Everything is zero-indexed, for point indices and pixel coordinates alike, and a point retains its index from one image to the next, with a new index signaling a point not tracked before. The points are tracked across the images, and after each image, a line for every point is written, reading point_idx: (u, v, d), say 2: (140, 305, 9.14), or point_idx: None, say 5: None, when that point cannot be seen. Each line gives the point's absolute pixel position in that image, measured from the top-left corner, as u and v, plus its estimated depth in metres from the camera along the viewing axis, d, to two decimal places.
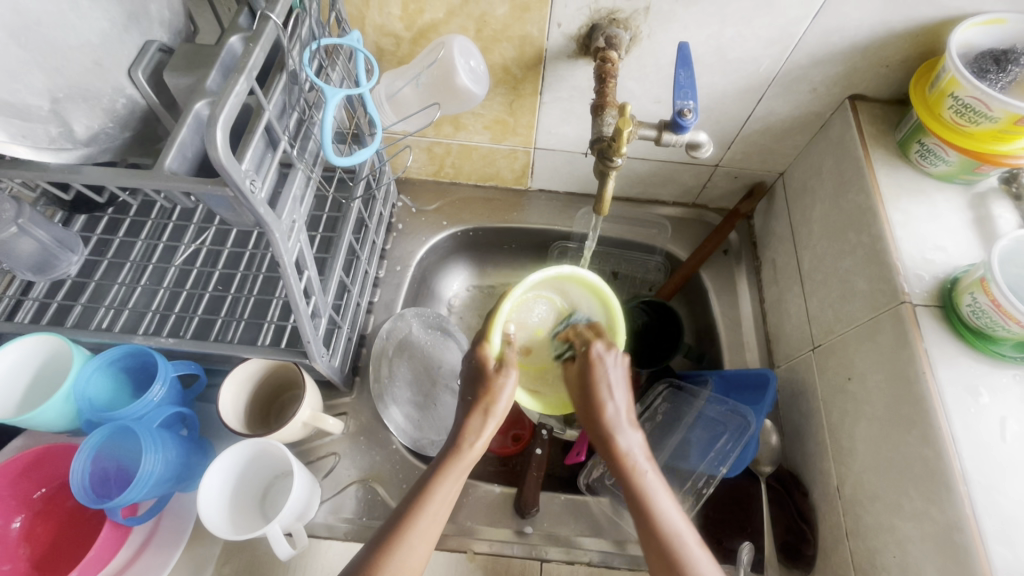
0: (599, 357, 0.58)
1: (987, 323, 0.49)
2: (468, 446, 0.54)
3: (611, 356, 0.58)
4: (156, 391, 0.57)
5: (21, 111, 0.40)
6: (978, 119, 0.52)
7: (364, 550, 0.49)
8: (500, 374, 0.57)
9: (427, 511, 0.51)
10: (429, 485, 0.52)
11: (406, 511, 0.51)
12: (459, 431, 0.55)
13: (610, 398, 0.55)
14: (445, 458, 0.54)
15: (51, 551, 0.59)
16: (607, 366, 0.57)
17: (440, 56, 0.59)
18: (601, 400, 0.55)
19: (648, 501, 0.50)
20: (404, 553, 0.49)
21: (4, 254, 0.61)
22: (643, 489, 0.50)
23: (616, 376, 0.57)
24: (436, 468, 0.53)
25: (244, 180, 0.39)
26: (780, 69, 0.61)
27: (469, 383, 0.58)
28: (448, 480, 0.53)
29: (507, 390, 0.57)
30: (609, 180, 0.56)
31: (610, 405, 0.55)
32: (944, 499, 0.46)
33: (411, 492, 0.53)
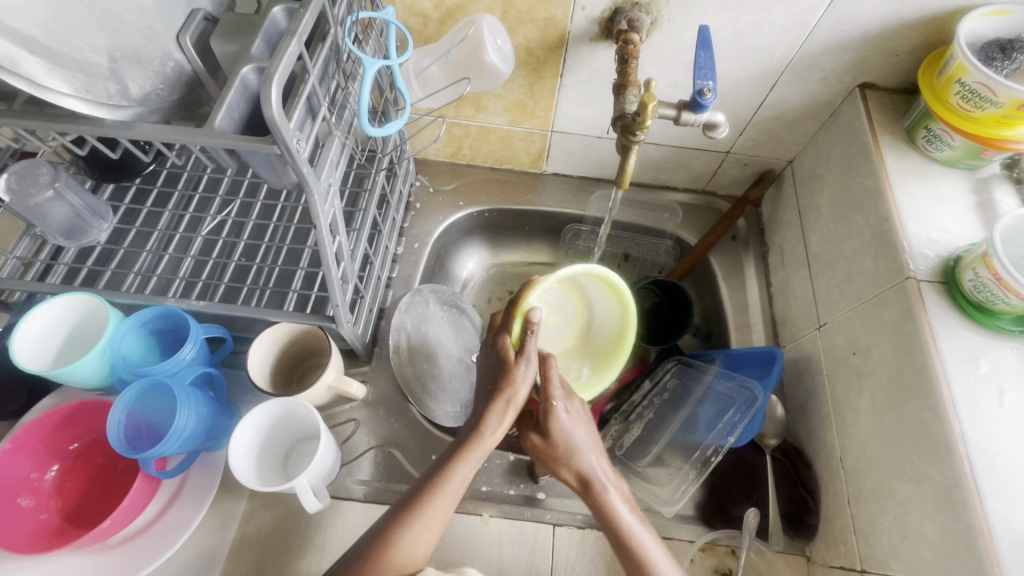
0: (562, 412, 0.56)
1: (987, 297, 0.52)
2: (488, 433, 0.55)
3: (575, 415, 0.56)
4: (187, 351, 0.59)
5: (83, 67, 0.42)
6: (983, 104, 0.55)
7: (387, 513, 0.53)
8: (521, 362, 0.55)
9: (446, 488, 0.53)
10: (447, 466, 0.53)
11: (424, 488, 0.53)
12: (479, 419, 0.55)
13: (586, 452, 0.55)
14: (466, 443, 0.54)
15: (82, 504, 0.61)
16: (573, 426, 0.56)
17: (469, 34, 0.61)
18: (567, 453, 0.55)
19: (640, 552, 0.51)
20: (422, 525, 0.51)
21: (35, 217, 0.65)
22: (635, 540, 0.52)
23: (583, 434, 0.56)
24: (454, 452, 0.54)
25: (292, 139, 0.42)
26: (794, 56, 0.64)
27: (490, 373, 0.57)
28: (467, 464, 0.54)
29: (530, 380, 0.56)
30: (631, 154, 0.60)
31: (591, 464, 0.55)
32: (943, 460, 0.49)
33: (433, 468, 0.54)
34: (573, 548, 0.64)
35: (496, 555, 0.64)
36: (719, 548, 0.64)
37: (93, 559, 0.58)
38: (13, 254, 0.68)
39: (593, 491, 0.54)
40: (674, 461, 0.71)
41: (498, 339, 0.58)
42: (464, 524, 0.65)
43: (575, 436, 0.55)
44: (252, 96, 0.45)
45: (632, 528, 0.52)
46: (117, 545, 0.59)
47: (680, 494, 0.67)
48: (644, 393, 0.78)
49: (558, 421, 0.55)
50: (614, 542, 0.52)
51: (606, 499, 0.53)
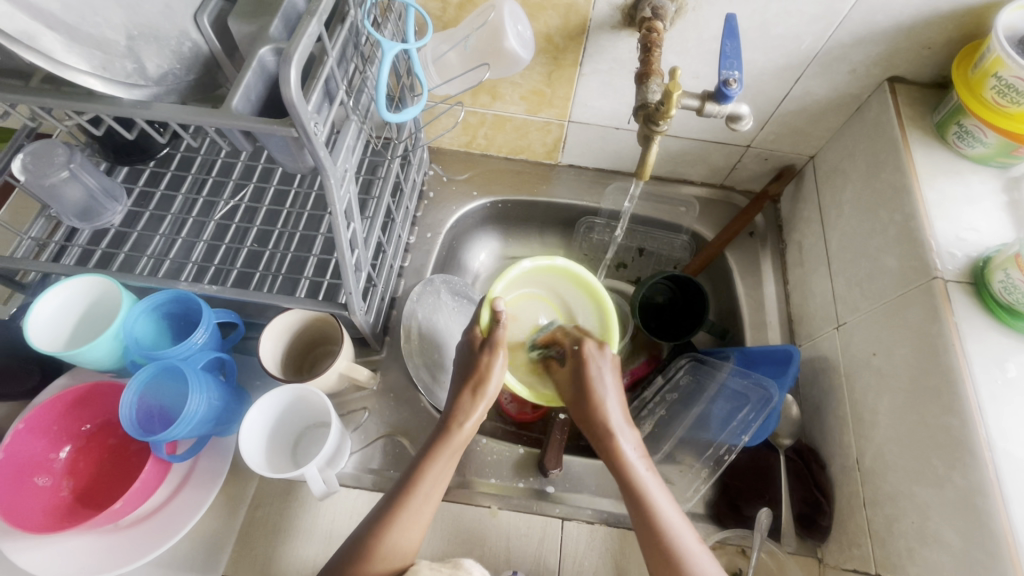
0: (591, 357, 0.59)
1: (1018, 300, 0.50)
2: (457, 427, 0.56)
3: (603, 364, 0.58)
4: (199, 335, 0.59)
5: (101, 44, 0.41)
6: (1019, 99, 0.53)
7: (370, 515, 0.53)
8: (487, 352, 0.58)
9: (420, 488, 0.53)
10: (419, 466, 0.54)
11: (400, 489, 0.53)
12: (450, 414, 0.56)
13: (609, 399, 0.56)
14: (436, 438, 0.56)
15: (94, 484, 0.61)
16: (601, 374, 0.58)
17: (489, 19, 0.60)
18: (593, 398, 0.56)
19: (649, 504, 0.52)
20: (406, 522, 0.52)
21: (50, 198, 0.64)
22: (643, 490, 0.53)
23: (611, 380, 0.58)
24: (429, 446, 0.55)
25: (309, 121, 0.41)
26: (822, 47, 0.62)
27: (461, 366, 0.59)
28: (440, 460, 0.54)
29: (496, 367, 0.57)
30: (652, 144, 0.58)
31: (609, 411, 0.56)
32: (967, 465, 0.47)
33: (411, 466, 0.55)
34: (582, 541, 0.64)
35: (503, 548, 0.63)
36: (728, 547, 0.63)
37: (104, 539, 0.58)
38: (28, 235, 0.68)
39: (604, 437, 0.55)
40: (685, 460, 0.70)
41: (470, 332, 0.60)
42: (472, 516, 0.65)
43: (604, 386, 0.57)
44: (270, 77, 0.44)
45: (640, 475, 0.53)
46: (128, 526, 0.59)
47: (692, 492, 0.67)
48: (656, 389, 0.77)
49: (590, 366, 0.58)
50: (622, 488, 0.54)
51: (617, 444, 0.55)
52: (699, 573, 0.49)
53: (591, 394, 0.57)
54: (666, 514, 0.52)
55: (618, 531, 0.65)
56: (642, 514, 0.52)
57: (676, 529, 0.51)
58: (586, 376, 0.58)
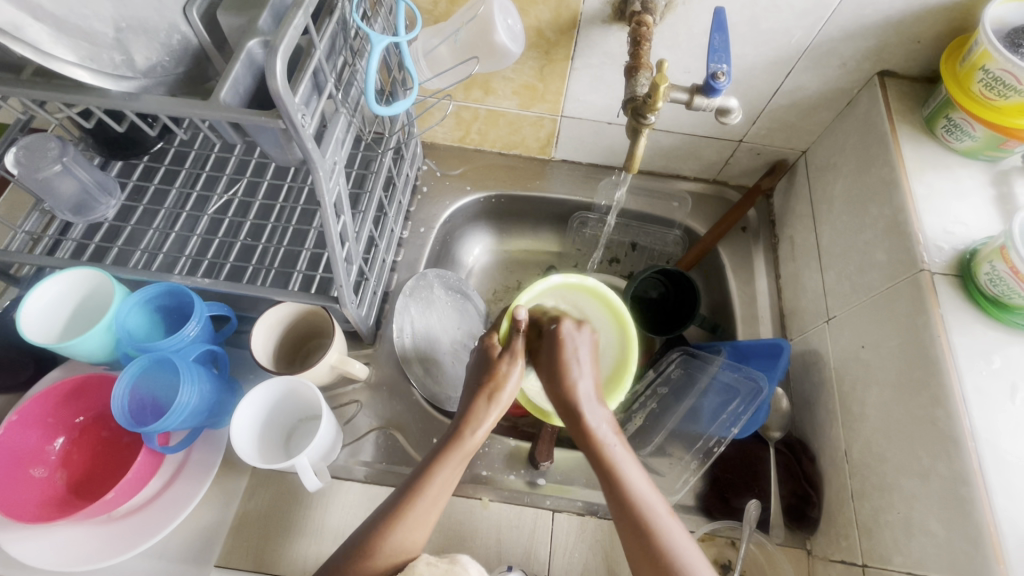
0: (568, 335, 0.58)
1: (1003, 292, 0.50)
2: (470, 433, 0.55)
3: (574, 339, 0.59)
4: (191, 328, 0.60)
5: (89, 35, 0.42)
6: (1007, 93, 0.53)
7: (373, 516, 0.53)
8: (505, 361, 0.58)
9: (429, 491, 0.53)
10: (429, 469, 0.54)
11: (408, 490, 0.53)
12: (464, 419, 0.56)
13: (579, 374, 0.57)
14: (447, 443, 0.55)
15: (86, 475, 0.62)
16: (575, 351, 0.58)
17: (479, 13, 0.60)
18: (568, 372, 0.56)
19: (620, 475, 0.52)
20: (412, 523, 0.52)
21: (44, 191, 0.65)
22: (613, 461, 0.53)
23: (584, 355, 0.58)
24: (437, 455, 0.55)
25: (297, 114, 0.41)
26: (812, 41, 0.62)
27: (475, 371, 0.59)
28: (448, 465, 0.54)
29: (512, 367, 0.57)
30: (641, 137, 0.59)
31: (581, 385, 0.56)
32: (951, 456, 0.48)
33: (418, 468, 0.54)
34: (572, 534, 0.64)
35: (494, 540, 0.64)
36: (718, 538, 0.64)
37: (97, 530, 0.58)
38: (22, 229, 0.68)
39: (574, 411, 0.55)
40: (675, 452, 0.71)
41: (484, 337, 0.61)
42: (463, 509, 0.65)
43: (579, 360, 0.57)
44: (258, 70, 0.44)
45: (612, 449, 0.53)
46: (121, 518, 0.59)
47: (681, 483, 0.68)
48: (648, 382, 0.77)
49: (564, 340, 0.58)
50: (594, 463, 0.53)
51: (588, 420, 0.54)
52: (669, 543, 0.49)
53: (566, 368, 0.56)
54: (637, 486, 0.52)
55: (608, 523, 0.65)
56: (613, 487, 0.52)
57: (646, 501, 0.51)
58: (561, 350, 0.58)
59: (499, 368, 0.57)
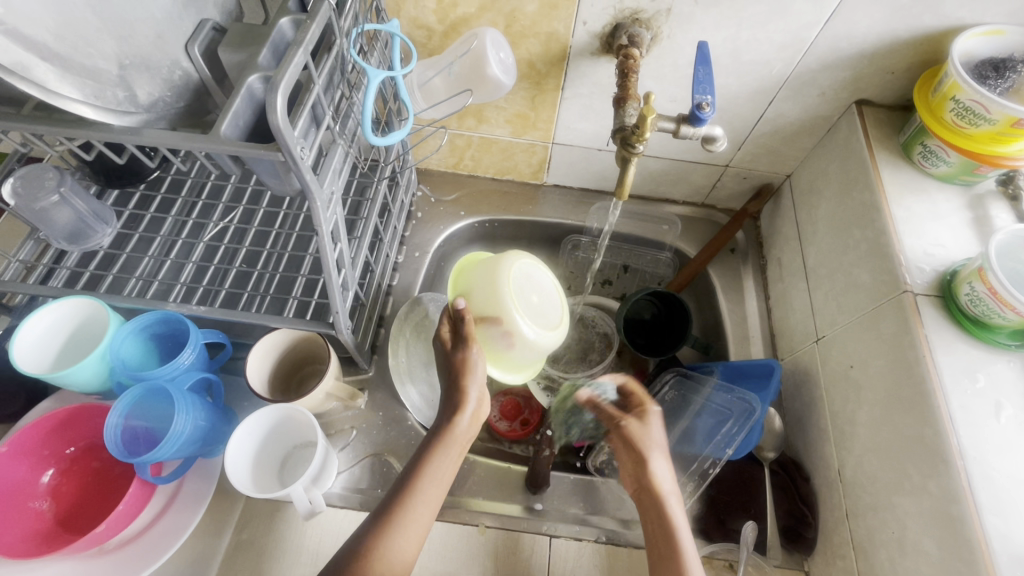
0: (639, 431, 0.59)
1: (984, 311, 0.52)
2: (454, 436, 0.55)
3: (646, 431, 0.59)
4: (186, 356, 0.59)
5: (92, 73, 0.43)
6: (977, 121, 0.56)
7: (365, 523, 0.51)
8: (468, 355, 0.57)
9: (427, 483, 0.53)
10: (421, 465, 0.54)
11: (398, 495, 0.52)
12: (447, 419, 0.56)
13: (658, 447, 0.58)
14: (436, 437, 0.55)
15: (75, 508, 0.61)
16: (644, 435, 0.59)
17: (472, 47, 0.62)
18: (638, 450, 0.58)
19: (677, 540, 0.53)
20: (403, 530, 0.51)
21: (40, 221, 0.65)
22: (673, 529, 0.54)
23: (660, 438, 0.59)
24: (428, 450, 0.55)
25: (295, 146, 0.42)
26: (791, 73, 0.65)
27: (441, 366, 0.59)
28: (440, 461, 0.54)
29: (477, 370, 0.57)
30: (630, 165, 0.60)
31: (654, 445, 0.58)
32: (941, 474, 0.49)
33: (406, 472, 0.54)
34: (570, 558, 0.64)
35: (491, 567, 0.63)
36: (716, 561, 0.63)
37: (86, 564, 0.57)
38: (17, 257, 0.68)
39: (643, 467, 0.57)
40: (671, 474, 0.70)
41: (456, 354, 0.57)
42: (459, 536, 0.65)
43: (654, 444, 0.58)
44: (258, 104, 0.45)
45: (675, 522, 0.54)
46: (112, 550, 0.58)
47: None
48: None
49: (652, 420, 0.60)
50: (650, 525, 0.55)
51: (654, 485, 0.56)
52: None
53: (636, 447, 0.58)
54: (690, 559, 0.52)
55: (605, 547, 0.65)
56: (671, 561, 0.52)
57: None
58: (631, 435, 0.59)
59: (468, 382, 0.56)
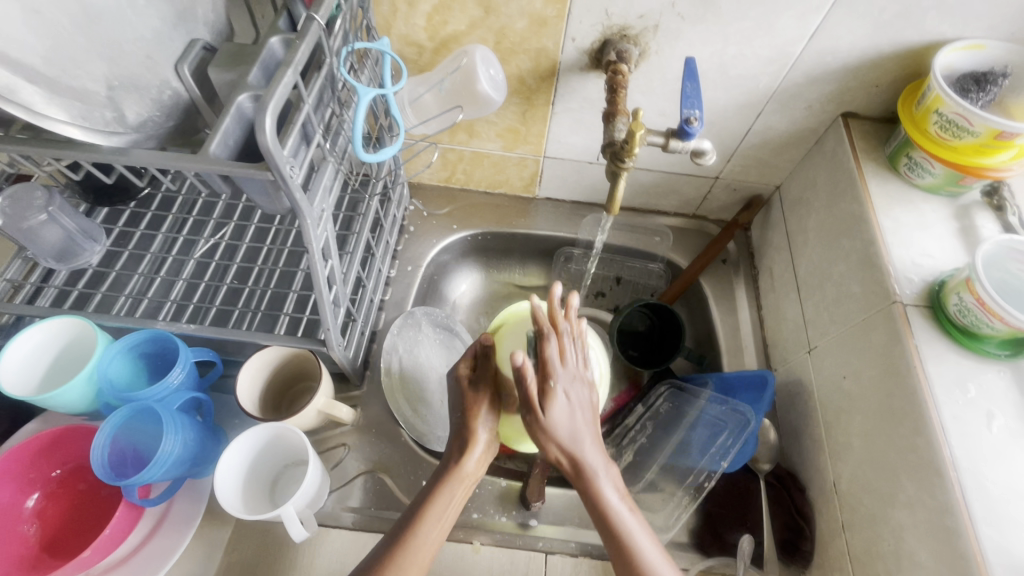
0: (552, 412, 0.51)
1: (972, 321, 0.52)
2: (465, 471, 0.53)
3: (557, 412, 0.51)
4: (175, 376, 0.59)
5: (81, 95, 0.43)
6: (961, 134, 0.57)
7: (379, 546, 0.50)
8: (480, 391, 0.55)
9: (432, 517, 0.51)
10: (425, 503, 0.51)
11: (400, 531, 0.50)
12: (458, 450, 0.54)
13: (588, 446, 0.51)
14: (444, 472, 0.53)
15: (60, 532, 0.59)
16: (558, 412, 0.51)
17: (462, 64, 0.63)
18: (547, 436, 0.51)
19: (618, 524, 0.50)
20: (405, 567, 0.48)
21: (27, 240, 0.64)
22: (615, 519, 0.50)
23: (577, 417, 0.52)
24: (433, 485, 0.52)
25: (285, 166, 0.42)
26: (778, 86, 0.66)
27: (455, 405, 0.56)
28: (444, 499, 0.52)
29: (489, 417, 0.55)
30: (620, 180, 0.61)
31: (586, 450, 0.51)
32: (935, 486, 0.49)
33: (409, 509, 0.52)
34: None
35: None
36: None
37: None
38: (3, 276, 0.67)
39: (586, 479, 0.51)
40: (667, 487, 0.70)
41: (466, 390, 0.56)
42: (454, 554, 0.64)
43: (569, 418, 0.51)
44: (248, 123, 0.45)
45: (617, 512, 0.50)
46: None
47: (674, 520, 0.67)
48: (636, 416, 0.78)
49: (554, 404, 0.51)
50: (603, 531, 0.51)
51: (592, 476, 0.51)
52: None
53: (545, 434, 0.51)
54: (639, 540, 0.50)
55: (602, 563, 0.64)
56: (615, 540, 0.50)
57: (647, 555, 0.49)
58: (538, 419, 0.51)
59: (478, 420, 0.54)
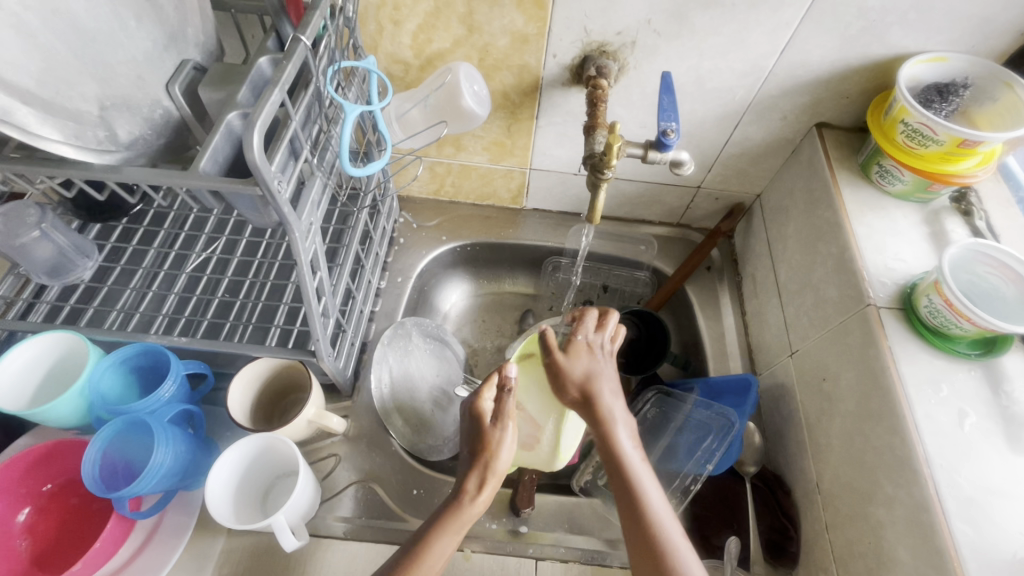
0: (580, 355, 0.58)
1: (942, 323, 0.54)
2: (467, 509, 0.51)
3: (586, 355, 0.58)
4: (167, 389, 0.59)
5: (74, 115, 0.45)
6: (927, 142, 0.59)
7: (387, 562, 0.50)
8: (495, 425, 0.54)
9: (434, 549, 0.50)
10: (429, 535, 0.50)
11: (403, 562, 0.49)
12: (461, 485, 0.52)
13: (607, 390, 0.55)
14: (446, 509, 0.51)
15: (51, 547, 0.60)
16: (585, 356, 0.58)
17: (446, 81, 0.65)
18: (570, 372, 0.56)
19: (630, 473, 0.51)
20: None
21: (19, 256, 0.65)
22: (630, 469, 0.52)
23: (602, 366, 0.57)
24: (436, 520, 0.51)
25: (273, 181, 0.43)
26: (753, 98, 0.68)
27: (470, 441, 0.55)
28: (446, 535, 0.50)
29: (512, 443, 0.54)
30: (601, 190, 0.62)
31: (605, 391, 0.55)
32: (910, 483, 0.50)
33: (413, 537, 0.51)
34: None
35: None
36: None
37: None
38: None
39: (600, 422, 0.54)
40: None
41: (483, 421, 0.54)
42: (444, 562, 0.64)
43: (594, 361, 0.57)
44: (236, 139, 0.47)
45: (629, 456, 0.52)
46: None
47: None
48: None
49: (577, 352, 0.58)
50: (615, 479, 0.52)
51: (608, 424, 0.54)
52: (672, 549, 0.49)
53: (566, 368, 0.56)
54: (650, 493, 0.51)
55: (592, 567, 0.65)
56: (628, 489, 0.51)
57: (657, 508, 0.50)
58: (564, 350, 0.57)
59: (492, 453, 0.52)
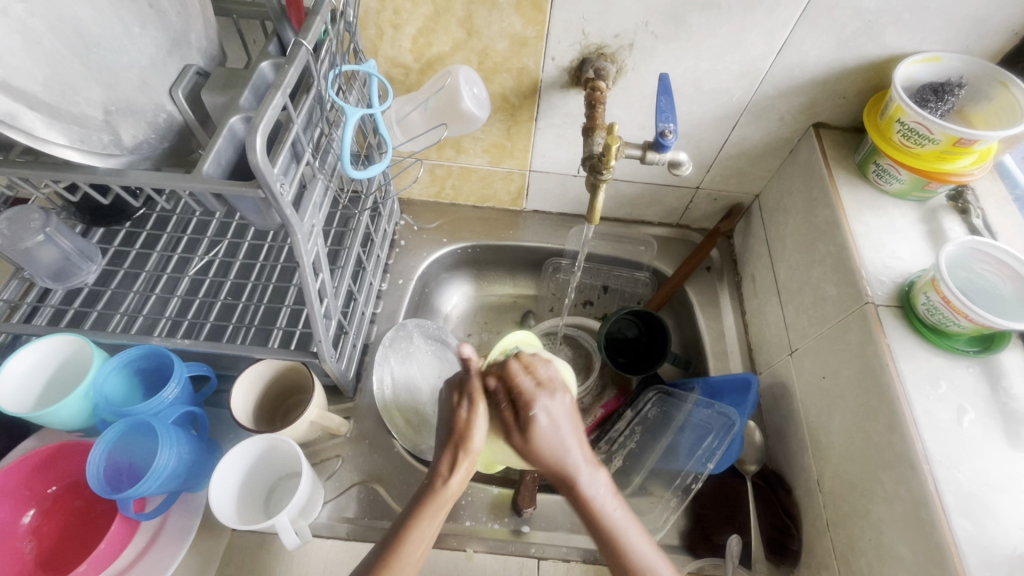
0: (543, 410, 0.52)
1: (941, 319, 0.54)
2: (442, 493, 0.51)
3: (549, 415, 0.52)
4: (170, 390, 0.60)
5: (79, 120, 0.45)
6: (923, 141, 0.59)
7: (370, 555, 0.50)
8: (465, 407, 0.53)
9: (414, 536, 0.50)
10: (411, 523, 0.50)
11: (387, 545, 0.50)
12: (433, 469, 0.52)
13: (573, 447, 0.51)
14: (423, 494, 0.52)
15: (56, 549, 0.60)
16: (548, 417, 0.52)
17: (446, 84, 0.65)
18: (537, 442, 0.51)
19: (610, 525, 0.50)
20: None
21: (24, 260, 0.65)
22: (609, 522, 0.50)
23: (565, 424, 0.52)
24: (414, 510, 0.51)
25: (276, 183, 0.44)
26: (750, 99, 0.69)
27: (443, 423, 0.54)
28: (427, 519, 0.51)
29: (484, 426, 0.53)
30: (600, 191, 0.63)
31: (569, 453, 0.51)
32: (910, 479, 0.50)
33: (397, 521, 0.51)
34: None
35: None
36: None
37: None
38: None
39: (570, 485, 0.51)
40: (656, 491, 0.71)
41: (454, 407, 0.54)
42: (447, 562, 0.65)
43: (557, 423, 0.52)
44: (239, 143, 0.47)
45: (607, 512, 0.51)
46: None
47: (663, 521, 0.68)
48: (626, 422, 0.78)
49: (536, 407, 0.52)
50: (594, 531, 0.51)
51: (581, 486, 0.51)
52: None
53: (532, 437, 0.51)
54: (633, 540, 0.50)
55: (595, 567, 0.65)
56: (611, 542, 0.50)
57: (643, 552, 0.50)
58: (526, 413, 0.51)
59: (467, 430, 0.52)
